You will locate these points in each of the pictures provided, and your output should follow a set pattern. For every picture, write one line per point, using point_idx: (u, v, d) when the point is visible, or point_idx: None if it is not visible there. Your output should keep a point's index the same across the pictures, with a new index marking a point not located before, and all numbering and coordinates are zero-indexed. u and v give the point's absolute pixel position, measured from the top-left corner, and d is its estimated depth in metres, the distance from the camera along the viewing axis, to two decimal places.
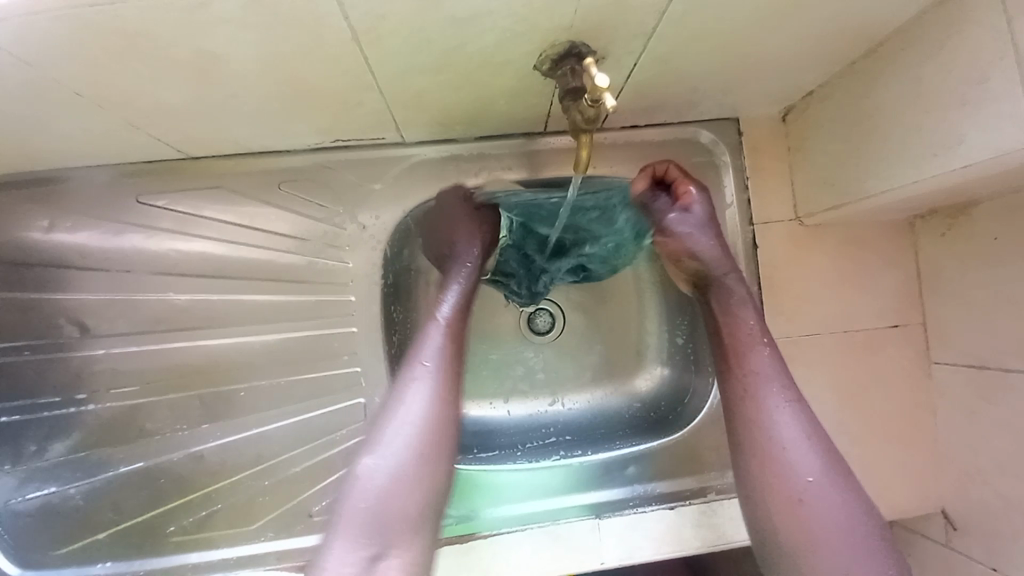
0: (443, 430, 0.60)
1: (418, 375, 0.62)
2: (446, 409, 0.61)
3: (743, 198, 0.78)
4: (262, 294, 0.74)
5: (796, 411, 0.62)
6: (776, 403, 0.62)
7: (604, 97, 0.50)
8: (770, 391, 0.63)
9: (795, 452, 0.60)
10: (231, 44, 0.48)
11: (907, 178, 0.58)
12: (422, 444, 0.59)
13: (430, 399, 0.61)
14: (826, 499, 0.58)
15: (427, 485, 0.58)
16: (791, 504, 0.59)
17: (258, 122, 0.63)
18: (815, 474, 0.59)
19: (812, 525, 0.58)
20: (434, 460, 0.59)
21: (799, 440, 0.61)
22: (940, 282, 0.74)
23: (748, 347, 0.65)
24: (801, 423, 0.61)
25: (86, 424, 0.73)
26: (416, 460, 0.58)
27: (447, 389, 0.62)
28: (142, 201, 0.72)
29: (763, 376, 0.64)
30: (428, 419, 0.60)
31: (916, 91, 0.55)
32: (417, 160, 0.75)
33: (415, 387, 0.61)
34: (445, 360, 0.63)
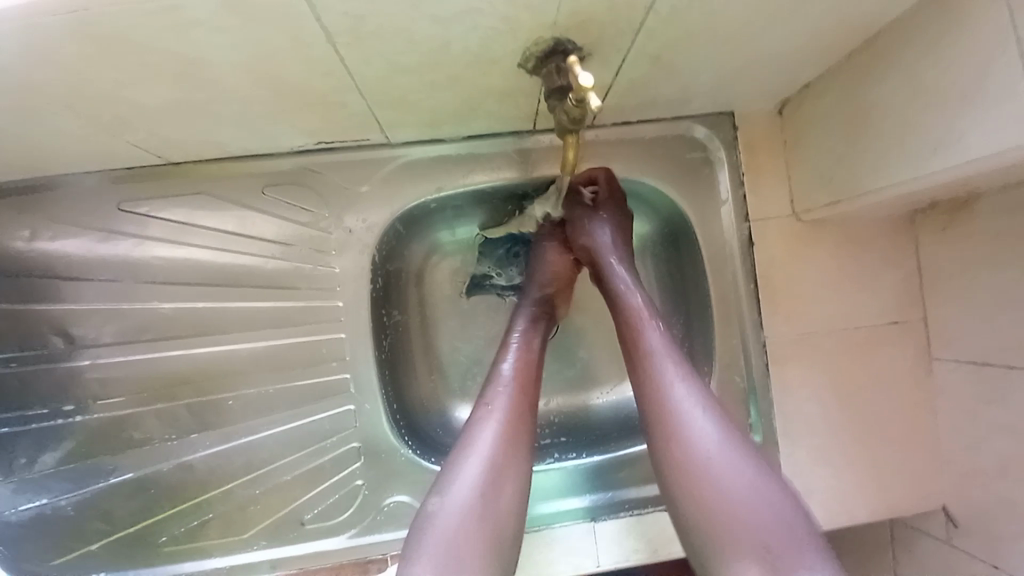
0: (522, 452, 0.60)
1: (499, 393, 0.63)
2: (526, 433, 0.61)
3: (739, 195, 0.76)
4: (249, 301, 0.73)
5: (711, 412, 0.58)
6: (689, 405, 0.58)
7: (588, 97, 0.48)
8: (684, 393, 0.59)
9: (719, 457, 0.55)
10: (203, 48, 0.46)
11: (904, 175, 0.57)
12: (503, 466, 0.58)
13: (511, 422, 0.61)
14: (761, 503, 0.53)
15: (511, 508, 0.57)
16: (722, 516, 0.53)
17: (238, 126, 0.61)
18: (742, 477, 0.54)
19: (748, 536, 0.52)
20: (517, 485, 0.58)
21: (717, 443, 0.56)
22: (941, 278, 0.72)
23: (657, 352, 0.62)
24: (717, 423, 0.57)
25: (75, 436, 0.72)
26: (501, 483, 0.57)
27: (527, 414, 0.62)
28: (124, 208, 0.71)
29: (675, 380, 0.60)
30: (506, 442, 0.59)
31: (915, 86, 0.54)
32: (404, 161, 0.73)
33: (495, 409, 0.61)
34: (524, 385, 0.64)
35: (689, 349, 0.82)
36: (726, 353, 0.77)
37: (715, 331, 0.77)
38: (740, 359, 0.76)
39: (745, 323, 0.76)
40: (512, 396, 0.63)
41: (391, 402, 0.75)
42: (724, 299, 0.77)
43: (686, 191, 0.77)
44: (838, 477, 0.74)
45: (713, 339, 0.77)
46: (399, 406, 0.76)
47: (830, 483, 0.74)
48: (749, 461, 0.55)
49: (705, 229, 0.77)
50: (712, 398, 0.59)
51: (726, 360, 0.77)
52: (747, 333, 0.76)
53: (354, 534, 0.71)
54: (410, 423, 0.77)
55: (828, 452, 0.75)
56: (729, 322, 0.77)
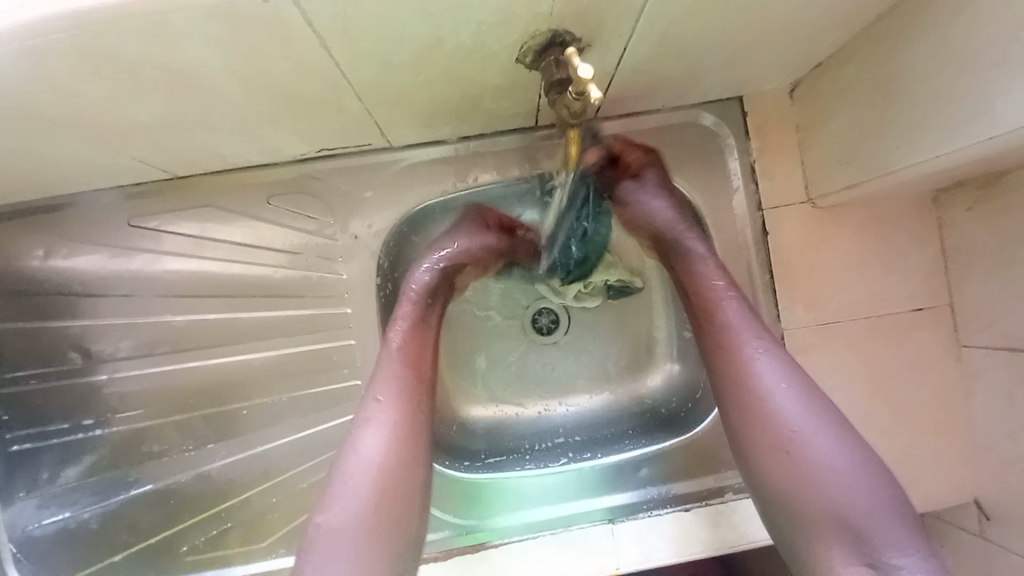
0: (413, 458, 0.58)
1: (384, 385, 0.60)
2: (409, 438, 0.58)
3: (752, 182, 0.73)
4: (258, 311, 0.73)
5: (798, 385, 0.57)
6: (771, 383, 0.57)
7: (589, 89, 0.46)
8: (765, 363, 0.58)
9: (810, 435, 0.54)
10: (196, 58, 0.46)
11: (940, 150, 0.54)
12: (385, 478, 0.56)
13: (399, 408, 0.59)
14: (855, 476, 0.53)
15: (405, 486, 0.56)
16: (819, 489, 0.53)
17: (239, 135, 0.61)
18: (836, 455, 0.53)
19: (844, 505, 0.52)
20: (407, 469, 0.57)
21: (800, 415, 0.55)
22: (970, 259, 0.69)
23: (735, 328, 0.60)
24: (800, 390, 0.57)
25: (97, 449, 0.73)
26: (390, 472, 0.56)
27: (416, 401, 0.60)
28: (135, 223, 0.72)
29: (757, 352, 0.58)
30: (400, 420, 0.58)
31: (943, 57, 0.51)
32: (406, 164, 0.73)
33: (383, 399, 0.59)
34: (412, 371, 0.61)
35: None
36: None
37: None
38: None
39: (763, 314, 0.74)
40: (398, 381, 0.60)
41: None
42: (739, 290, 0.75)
43: (696, 180, 0.75)
44: None
45: None
46: None
47: None
48: (831, 428, 0.55)
49: (717, 219, 0.75)
50: (793, 365, 0.58)
51: None
52: (765, 322, 0.74)
53: None
54: None
55: None
56: None
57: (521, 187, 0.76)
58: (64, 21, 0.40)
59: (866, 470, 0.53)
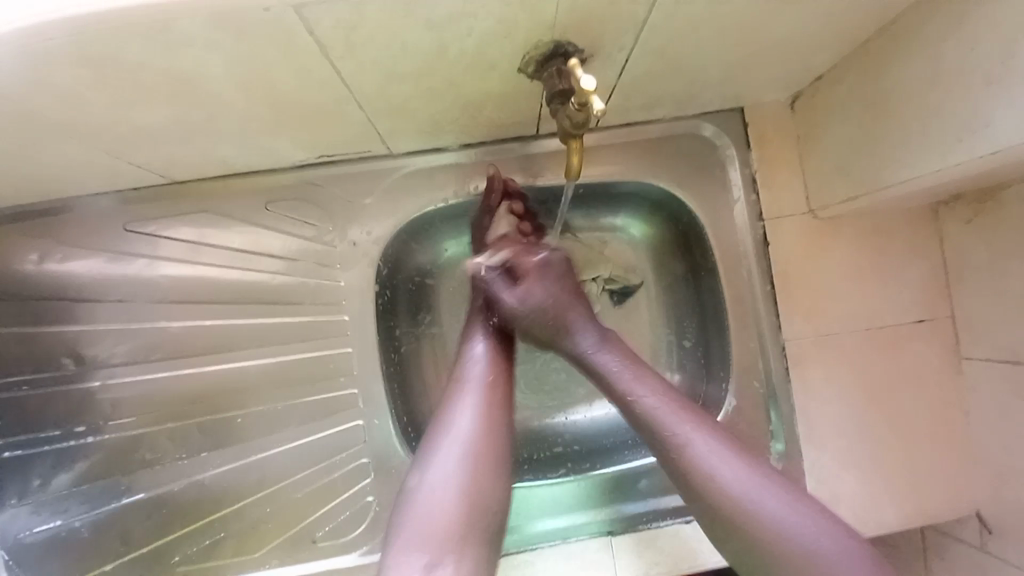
0: (490, 470, 0.56)
1: (466, 386, 0.62)
2: (500, 403, 0.61)
3: (752, 192, 0.73)
4: (254, 318, 0.73)
5: (722, 446, 0.55)
6: (701, 452, 0.55)
7: (591, 100, 0.46)
8: (708, 452, 0.55)
9: (755, 501, 0.52)
10: (195, 64, 0.45)
11: (935, 166, 0.54)
12: (477, 457, 0.56)
13: (485, 413, 0.59)
14: (797, 524, 0.51)
15: (476, 500, 0.54)
16: (791, 568, 0.49)
17: (237, 141, 0.61)
18: (779, 512, 0.51)
19: (812, 568, 0.49)
20: (492, 480, 0.56)
21: (732, 472, 0.54)
22: (969, 272, 0.69)
23: (652, 418, 0.58)
24: (727, 450, 0.55)
25: (90, 456, 0.72)
26: (477, 478, 0.55)
27: (499, 402, 0.61)
28: (131, 229, 0.71)
29: (683, 434, 0.56)
30: (490, 417, 0.59)
31: (938, 73, 0.51)
32: (406, 172, 0.72)
33: (468, 400, 0.60)
34: (495, 372, 0.63)
35: (705, 354, 0.79)
36: (744, 356, 0.74)
37: (731, 331, 0.75)
38: (759, 362, 0.74)
39: (763, 325, 0.74)
40: (484, 387, 0.62)
41: (402, 416, 0.75)
42: (739, 301, 0.74)
43: (696, 190, 0.75)
44: (864, 481, 0.71)
45: (730, 341, 0.75)
46: (409, 418, 0.76)
47: (860, 490, 0.71)
48: (776, 494, 0.52)
49: (717, 229, 0.75)
50: (728, 439, 0.56)
51: (742, 362, 0.74)
52: (765, 333, 0.73)
53: (366, 551, 0.70)
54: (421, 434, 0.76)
55: (855, 457, 0.71)
56: (746, 323, 0.74)
57: None
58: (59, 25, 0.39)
59: (829, 533, 0.50)
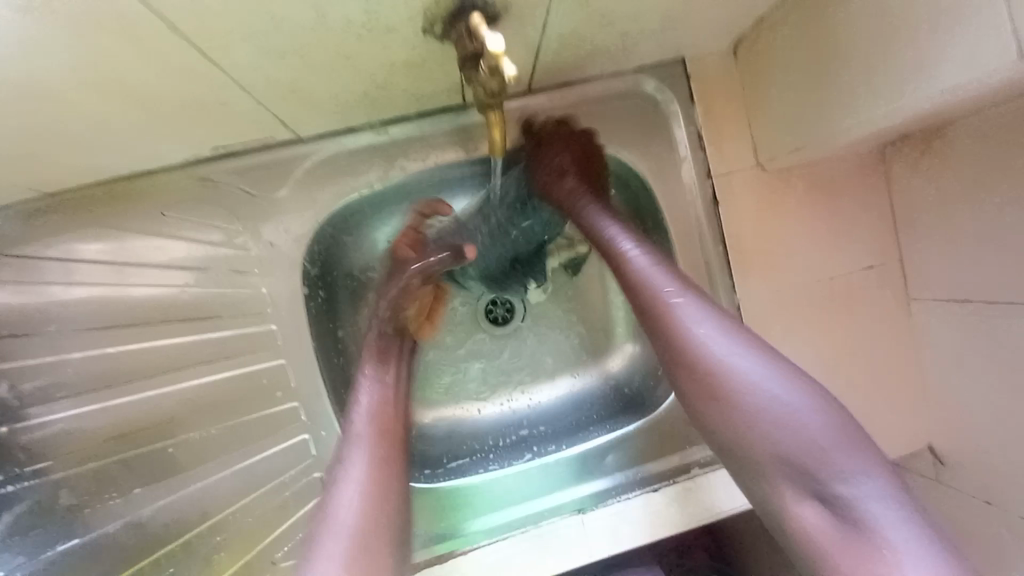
0: (390, 461, 0.57)
1: (370, 374, 0.63)
2: (388, 470, 0.57)
3: (699, 150, 0.69)
4: (171, 338, 0.65)
5: (719, 324, 0.55)
6: (698, 323, 0.55)
7: (501, 64, 0.40)
8: (696, 320, 0.55)
9: (750, 375, 0.52)
10: (10, 51, 0.37)
11: (881, 111, 0.51)
12: (378, 437, 0.58)
13: (382, 397, 0.62)
14: (790, 408, 0.50)
15: (382, 490, 0.55)
16: (757, 421, 0.51)
17: (105, 141, 0.51)
18: (767, 380, 0.51)
19: (772, 420, 0.50)
20: (391, 467, 0.57)
21: (721, 342, 0.54)
22: (917, 213, 0.68)
23: (652, 278, 0.59)
24: (721, 325, 0.55)
25: (5, 511, 0.64)
26: (379, 465, 0.57)
27: (393, 389, 0.63)
28: (5, 253, 0.61)
29: (680, 299, 0.57)
30: (384, 402, 0.61)
31: (882, 10, 0.47)
32: (321, 158, 0.64)
33: (372, 385, 0.62)
34: (383, 368, 0.64)
35: None
36: None
37: None
38: None
39: (718, 287, 0.72)
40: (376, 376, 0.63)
41: None
42: (694, 265, 0.72)
43: (641, 152, 0.70)
44: None
45: None
46: None
47: None
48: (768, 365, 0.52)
49: (666, 192, 0.71)
50: (726, 316, 0.56)
51: None
52: (721, 296, 0.71)
53: None
54: None
55: None
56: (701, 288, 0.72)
57: (453, 173, 0.70)
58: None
59: (817, 410, 0.49)
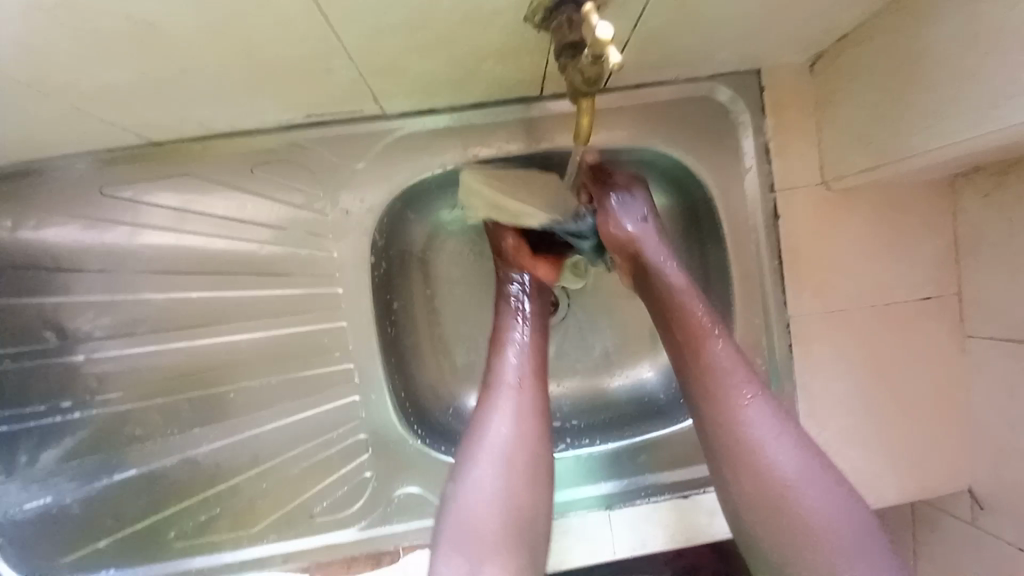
0: (534, 472, 0.58)
1: (502, 392, 0.60)
2: (537, 428, 0.59)
3: (764, 162, 0.70)
4: (243, 290, 0.69)
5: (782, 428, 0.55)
6: (760, 426, 0.55)
7: (607, 52, 0.41)
8: (760, 420, 0.55)
9: (807, 488, 0.53)
10: (167, 5, 0.40)
11: (956, 135, 0.51)
12: (515, 459, 0.57)
13: (519, 418, 0.59)
14: (845, 537, 0.51)
15: (521, 509, 0.55)
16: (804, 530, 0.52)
17: (217, 97, 0.55)
18: (818, 494, 0.53)
19: (820, 534, 0.52)
20: (528, 486, 0.57)
21: (783, 450, 0.54)
22: (984, 246, 0.67)
23: (724, 373, 0.57)
24: (781, 425, 0.55)
25: (78, 433, 0.69)
26: (515, 485, 0.56)
27: (534, 406, 0.60)
28: (106, 193, 0.65)
29: (748, 399, 0.56)
30: (523, 419, 0.59)
31: (971, 34, 0.48)
32: (400, 135, 0.68)
33: (505, 405, 0.60)
34: (527, 381, 0.61)
35: None
36: (750, 332, 0.73)
37: (737, 309, 0.73)
38: (764, 338, 0.73)
39: (769, 300, 0.72)
40: (514, 389, 0.61)
41: (398, 390, 0.74)
42: (747, 275, 0.72)
43: (707, 159, 0.71)
44: (864, 456, 0.72)
45: (734, 318, 0.73)
46: (407, 393, 0.75)
47: (857, 465, 0.72)
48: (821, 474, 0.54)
49: (727, 200, 0.72)
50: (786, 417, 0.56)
51: (748, 338, 0.73)
52: (772, 309, 0.72)
53: (366, 526, 0.71)
54: (420, 413, 0.75)
55: (854, 433, 0.72)
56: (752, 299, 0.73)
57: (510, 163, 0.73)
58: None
59: (865, 533, 0.52)
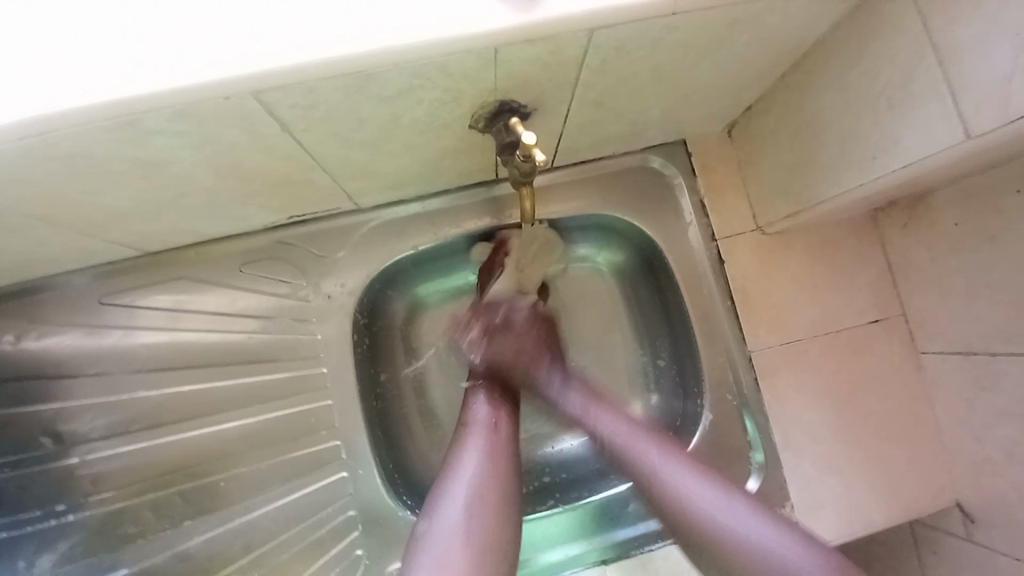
0: (504, 502, 0.59)
1: (474, 429, 0.65)
2: (505, 463, 0.62)
3: (702, 216, 0.78)
4: (235, 379, 0.73)
5: (689, 469, 0.62)
6: (670, 468, 0.62)
7: (534, 153, 0.51)
8: (674, 471, 0.62)
9: (736, 523, 0.58)
10: (168, 149, 0.48)
11: (856, 181, 0.60)
12: (489, 490, 0.59)
13: (491, 455, 0.62)
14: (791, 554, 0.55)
15: (498, 530, 0.56)
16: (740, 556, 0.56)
17: (209, 212, 0.62)
18: (741, 519, 0.58)
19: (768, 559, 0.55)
20: (500, 510, 0.58)
21: (704, 494, 0.60)
22: (912, 270, 0.74)
23: (624, 442, 0.65)
24: (690, 469, 0.62)
25: (72, 536, 0.70)
26: (488, 510, 0.57)
27: (505, 445, 0.64)
28: (107, 301, 0.71)
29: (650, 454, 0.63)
30: (494, 452, 0.63)
31: (848, 101, 0.57)
32: (375, 224, 0.75)
33: (475, 442, 0.64)
34: (499, 421, 0.66)
35: (679, 371, 0.83)
36: (716, 370, 0.77)
37: (701, 350, 0.78)
38: (730, 376, 0.77)
39: (729, 340, 0.77)
40: (490, 429, 0.65)
41: (387, 463, 0.76)
42: (704, 319, 0.78)
43: (653, 218, 0.79)
44: (846, 482, 0.74)
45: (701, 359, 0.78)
46: (395, 464, 0.77)
47: (839, 491, 0.74)
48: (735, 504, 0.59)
49: (676, 252, 0.79)
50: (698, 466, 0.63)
51: (715, 378, 0.77)
52: (732, 347, 0.77)
53: None
54: (409, 483, 0.77)
55: (832, 460, 0.74)
56: (713, 340, 0.78)
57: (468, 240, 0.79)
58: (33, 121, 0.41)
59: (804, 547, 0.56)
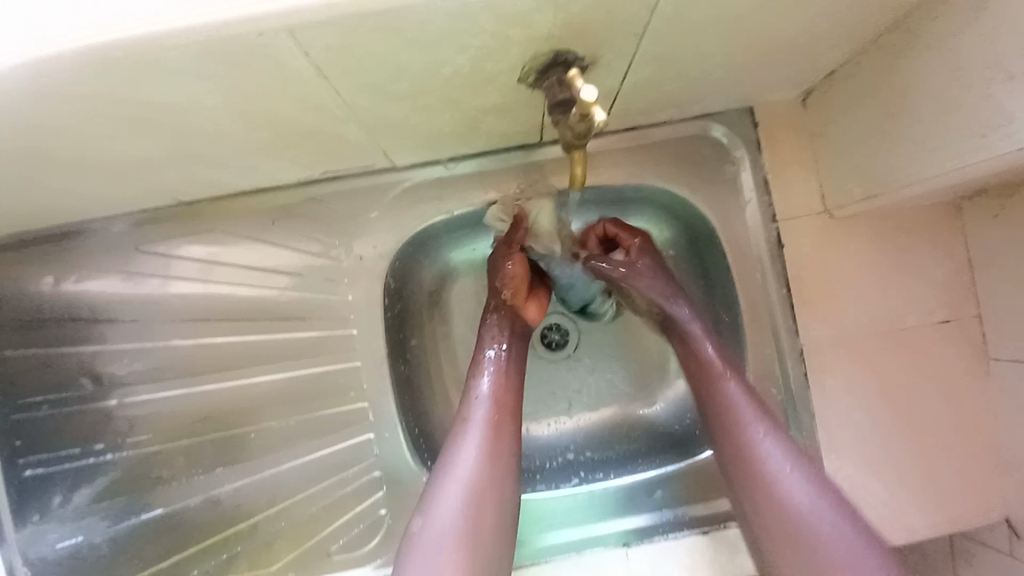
0: (499, 498, 0.59)
1: (474, 418, 0.61)
2: (503, 457, 0.60)
3: (762, 194, 0.71)
4: (264, 334, 0.73)
5: (768, 420, 0.61)
6: (750, 417, 0.62)
7: (593, 112, 0.46)
8: (749, 416, 0.62)
9: (794, 480, 0.59)
10: (198, 92, 0.45)
11: (953, 164, 0.52)
12: (483, 488, 0.58)
13: (490, 448, 0.60)
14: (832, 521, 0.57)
15: (491, 523, 0.58)
16: (789, 514, 0.58)
17: (240, 162, 0.60)
18: (797, 475, 0.59)
19: (813, 521, 0.57)
20: (495, 506, 0.58)
21: (775, 448, 0.60)
22: (995, 268, 0.66)
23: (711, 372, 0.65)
24: (767, 417, 0.62)
25: (108, 475, 0.72)
26: (482, 505, 0.58)
27: (506, 436, 0.61)
28: (141, 249, 0.70)
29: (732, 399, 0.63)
30: (492, 447, 0.60)
31: (956, 71, 0.49)
32: (409, 184, 0.72)
33: (473, 435, 0.60)
34: (502, 410, 0.62)
35: None
36: (759, 362, 0.72)
37: (745, 339, 0.73)
38: (775, 369, 0.72)
39: (777, 330, 0.72)
40: (491, 420, 0.61)
41: (412, 427, 0.76)
42: (752, 305, 0.73)
43: (706, 193, 0.73)
44: (890, 488, 0.69)
45: (745, 348, 0.73)
46: (420, 429, 0.77)
47: (881, 498, 0.69)
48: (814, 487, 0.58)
49: (728, 232, 0.73)
50: (786, 432, 0.61)
51: (758, 369, 0.73)
52: (780, 338, 0.72)
53: (380, 564, 0.71)
54: (433, 449, 0.77)
55: (877, 465, 0.70)
56: (760, 329, 0.73)
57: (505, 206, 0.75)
58: (52, 60, 0.38)
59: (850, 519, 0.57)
